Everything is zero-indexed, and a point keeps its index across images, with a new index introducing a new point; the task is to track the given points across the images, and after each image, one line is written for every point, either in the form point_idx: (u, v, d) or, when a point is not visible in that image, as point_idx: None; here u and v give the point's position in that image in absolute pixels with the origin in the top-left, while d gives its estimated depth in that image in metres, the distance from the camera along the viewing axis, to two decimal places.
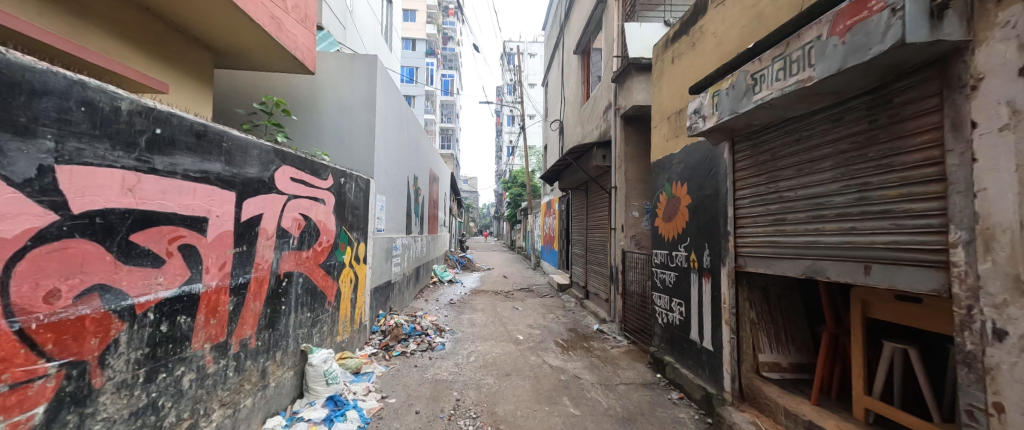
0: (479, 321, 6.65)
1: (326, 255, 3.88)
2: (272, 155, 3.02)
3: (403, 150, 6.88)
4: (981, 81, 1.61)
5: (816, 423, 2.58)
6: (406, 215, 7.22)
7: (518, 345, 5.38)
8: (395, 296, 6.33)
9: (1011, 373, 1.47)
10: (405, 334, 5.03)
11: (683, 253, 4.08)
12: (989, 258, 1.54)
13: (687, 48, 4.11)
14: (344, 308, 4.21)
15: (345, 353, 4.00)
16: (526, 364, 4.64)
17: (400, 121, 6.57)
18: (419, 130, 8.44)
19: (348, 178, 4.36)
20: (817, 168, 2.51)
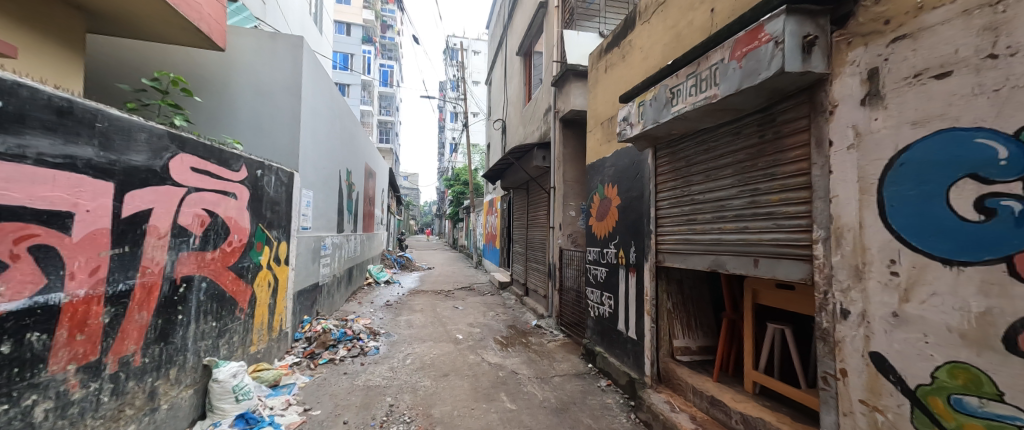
0: (418, 322, 6.49)
1: (237, 257, 3.53)
2: (166, 141, 2.66)
3: (334, 143, 6.48)
4: (836, 106, 1.97)
5: (717, 397, 2.95)
6: (337, 212, 6.81)
7: (457, 345, 5.36)
8: (324, 299, 5.93)
9: (852, 344, 1.83)
10: (334, 340, 4.75)
11: (613, 250, 4.40)
12: (838, 252, 1.90)
13: (618, 60, 4.42)
14: (260, 314, 3.86)
15: (261, 365, 3.66)
16: (465, 363, 4.64)
17: (330, 112, 6.16)
18: (353, 123, 7.98)
19: (266, 170, 4.00)
20: (721, 175, 2.86)
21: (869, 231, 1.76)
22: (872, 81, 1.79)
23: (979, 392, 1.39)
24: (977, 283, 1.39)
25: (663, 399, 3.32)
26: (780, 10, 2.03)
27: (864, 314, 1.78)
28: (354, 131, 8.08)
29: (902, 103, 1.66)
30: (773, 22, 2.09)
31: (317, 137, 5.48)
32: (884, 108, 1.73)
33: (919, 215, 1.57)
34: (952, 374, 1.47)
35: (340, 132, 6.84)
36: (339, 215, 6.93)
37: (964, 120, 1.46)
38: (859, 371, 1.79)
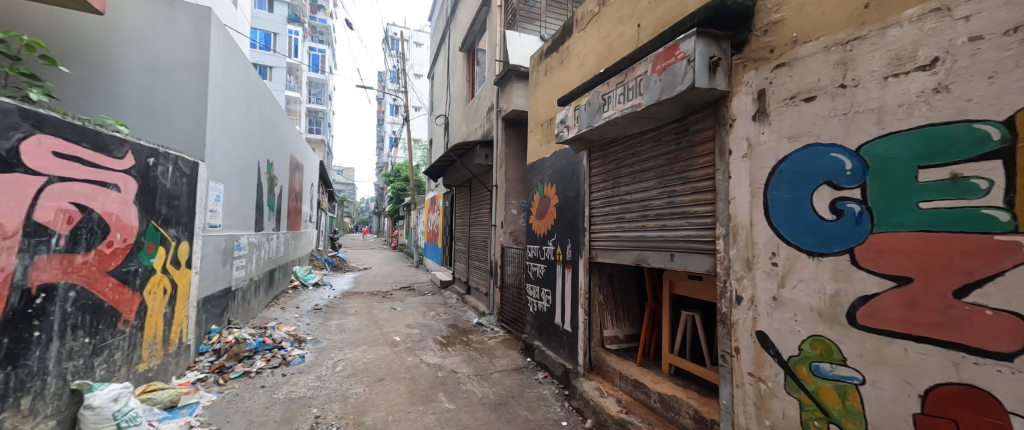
0: (351, 326, 6.18)
1: (120, 260, 3.09)
2: (15, 116, 2.29)
3: (251, 132, 5.89)
4: (734, 120, 2.26)
5: (639, 380, 3.23)
6: (255, 209, 6.21)
7: (394, 347, 5.20)
8: (237, 306, 5.37)
9: (743, 325, 2.13)
10: (250, 351, 4.35)
11: (551, 247, 4.58)
12: (734, 246, 2.20)
13: (557, 64, 4.60)
14: (151, 327, 3.39)
15: (153, 385, 3.22)
16: (401, 365, 4.53)
17: (246, 97, 5.59)
18: (276, 111, 7.31)
19: (162, 159, 3.54)
20: (644, 177, 3.13)
21: (758, 228, 2.06)
22: (761, 100, 2.10)
23: (830, 359, 1.70)
24: (830, 271, 1.70)
25: (594, 386, 3.56)
26: (690, 32, 2.28)
27: (753, 299, 2.08)
28: (276, 119, 7.41)
29: (782, 120, 1.96)
30: (684, 42, 2.34)
31: (229, 125, 4.95)
32: (770, 123, 2.03)
33: (793, 214, 1.87)
34: (813, 346, 1.77)
35: (258, 120, 6.24)
36: (257, 212, 6.32)
37: (821, 136, 1.76)
38: (748, 348, 2.09)
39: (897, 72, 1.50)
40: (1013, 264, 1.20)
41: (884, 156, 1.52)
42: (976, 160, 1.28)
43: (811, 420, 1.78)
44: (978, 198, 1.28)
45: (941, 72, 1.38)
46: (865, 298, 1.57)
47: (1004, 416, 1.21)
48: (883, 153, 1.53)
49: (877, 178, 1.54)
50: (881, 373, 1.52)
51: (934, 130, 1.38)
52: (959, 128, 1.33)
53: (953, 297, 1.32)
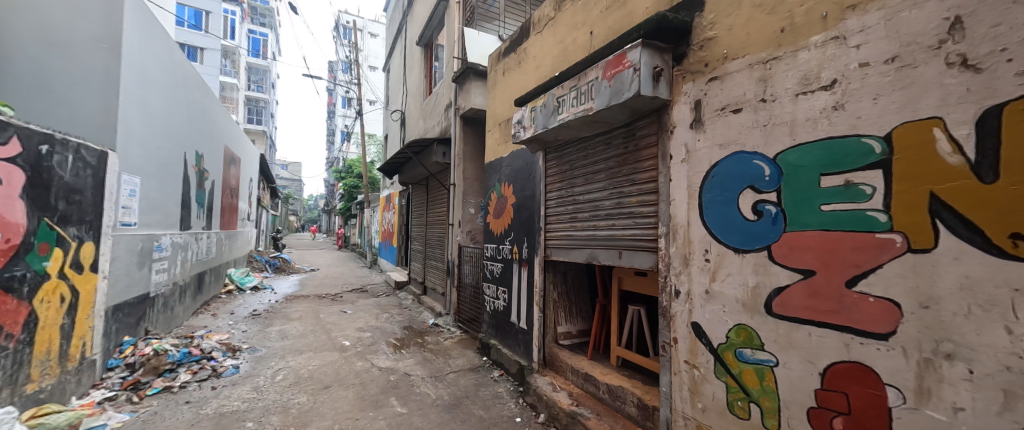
0: (294, 331, 5.84)
1: (3, 263, 2.71)
2: None
3: (175, 121, 5.35)
4: (674, 127, 2.44)
5: (590, 373, 3.37)
6: (181, 206, 5.66)
7: (343, 352, 4.99)
8: (156, 314, 4.86)
9: (681, 317, 2.30)
10: (172, 364, 3.98)
11: (508, 246, 4.64)
12: (673, 244, 2.37)
13: (515, 65, 4.66)
14: (45, 341, 2.96)
15: (44, 409, 2.82)
16: (351, 371, 4.36)
17: (168, 81, 5.04)
18: (205, 98, 6.66)
19: (59, 148, 3.14)
20: (595, 179, 3.27)
21: (693, 227, 2.23)
22: (697, 109, 2.28)
23: (752, 345, 1.90)
24: (752, 265, 1.90)
25: (547, 381, 3.66)
26: (636, 42, 2.42)
27: (689, 292, 2.25)
28: (207, 107, 6.79)
29: (714, 128, 2.14)
30: (631, 51, 2.48)
31: (147, 112, 4.47)
32: (704, 131, 2.21)
33: (724, 215, 2.05)
34: (737, 334, 1.96)
35: (184, 107, 5.68)
36: (182, 210, 5.76)
37: (746, 144, 1.95)
38: (685, 338, 2.27)
39: (806, 90, 1.71)
40: (889, 258, 1.41)
41: (795, 164, 1.72)
42: (863, 168, 1.50)
43: (737, 400, 1.97)
44: (864, 201, 1.49)
45: (839, 91, 1.58)
46: (779, 289, 1.77)
47: (883, 387, 1.43)
48: (794, 161, 1.73)
49: (790, 183, 1.74)
50: (791, 355, 1.72)
51: (833, 142, 1.59)
52: (851, 142, 1.54)
53: (846, 286, 1.53)
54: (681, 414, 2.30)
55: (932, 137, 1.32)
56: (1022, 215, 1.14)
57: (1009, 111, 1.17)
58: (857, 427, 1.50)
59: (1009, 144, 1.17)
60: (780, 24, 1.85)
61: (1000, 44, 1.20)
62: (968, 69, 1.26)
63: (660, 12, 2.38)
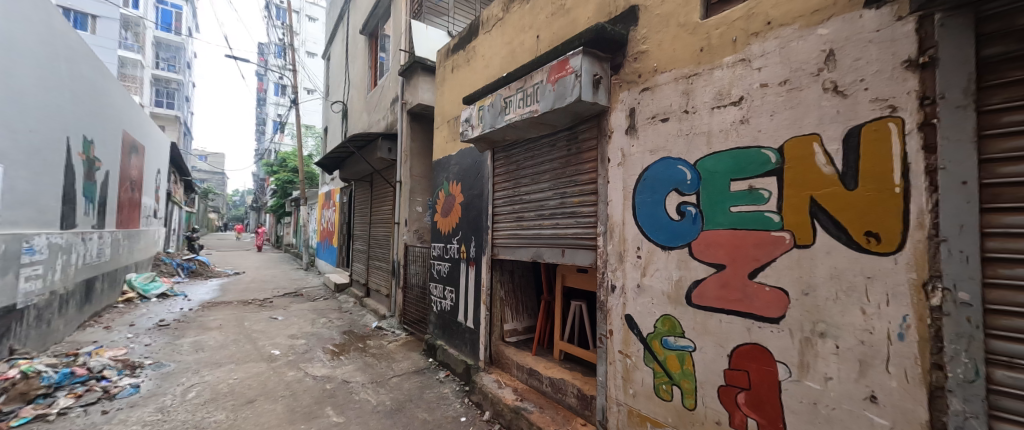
0: (212, 343, 5.30)
1: None
2: None
3: (54, 99, 4.57)
4: (611, 132, 2.59)
5: (534, 368, 3.47)
6: (61, 200, 4.87)
7: (271, 363, 4.63)
8: (27, 330, 4.12)
9: (616, 309, 2.47)
10: (46, 388, 3.40)
11: (455, 245, 4.61)
12: (610, 242, 2.52)
13: (464, 62, 4.64)
14: None
15: None
16: (279, 383, 4.06)
17: (43, 51, 4.29)
18: (95, 75, 5.77)
19: None
20: (540, 179, 3.37)
21: (628, 226, 2.40)
22: (631, 116, 2.44)
23: (674, 333, 2.09)
24: (676, 261, 2.09)
25: (493, 379, 3.71)
26: (578, 50, 2.53)
27: (624, 286, 2.42)
28: (99, 86, 5.89)
29: (647, 135, 2.32)
30: (573, 58, 2.58)
31: (12, 87, 3.77)
32: (638, 137, 2.38)
33: (653, 215, 2.23)
34: (663, 323, 2.15)
35: (68, 85, 4.90)
36: (63, 206, 4.94)
37: (672, 151, 2.14)
38: (619, 329, 2.43)
39: (720, 105, 1.91)
40: (780, 252, 1.65)
41: (711, 170, 1.93)
42: (763, 175, 1.72)
43: (662, 384, 2.15)
44: (763, 204, 1.71)
45: (746, 107, 1.80)
46: (697, 281, 1.98)
47: (774, 363, 1.66)
48: (709, 167, 1.94)
49: (706, 187, 1.94)
50: (705, 341, 1.93)
51: (740, 152, 1.81)
52: (754, 152, 1.75)
53: (748, 278, 1.75)
54: (615, 401, 2.46)
55: (812, 150, 1.56)
56: (874, 216, 1.39)
57: (866, 131, 1.43)
58: (757, 400, 1.72)
59: (865, 157, 1.42)
60: (699, 44, 2.05)
61: (861, 75, 1.45)
62: (839, 94, 1.50)
63: (599, 23, 2.52)
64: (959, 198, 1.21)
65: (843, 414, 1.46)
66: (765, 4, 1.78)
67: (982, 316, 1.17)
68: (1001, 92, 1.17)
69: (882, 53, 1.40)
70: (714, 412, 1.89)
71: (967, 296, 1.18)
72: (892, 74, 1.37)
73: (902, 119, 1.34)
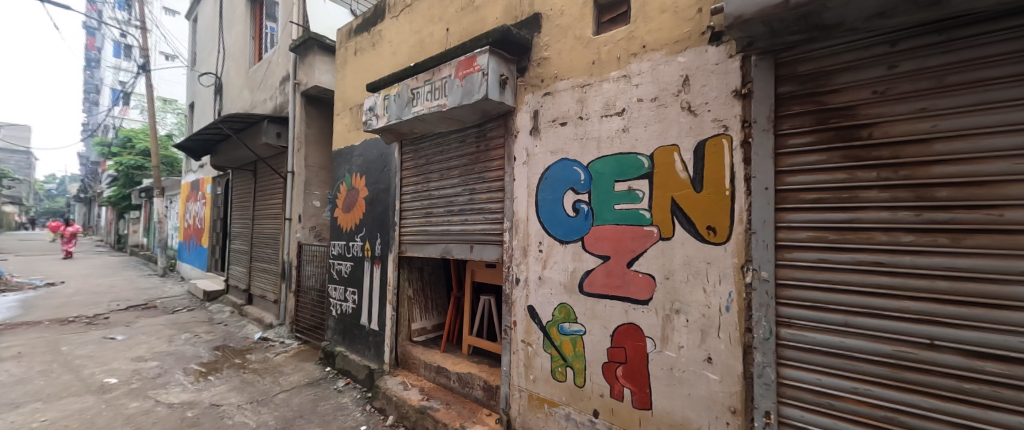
0: (5, 378, 4.09)
1: None
2: None
3: None
4: (517, 132, 2.71)
5: (441, 366, 3.46)
6: None
7: (101, 395, 3.76)
8: None
9: (520, 300, 2.60)
10: None
11: (359, 243, 4.32)
12: (515, 237, 2.64)
13: (368, 46, 4.36)
14: None
15: None
16: (113, 418, 3.33)
17: None
18: None
19: None
20: (449, 175, 3.35)
21: (531, 222, 2.54)
22: (535, 118, 2.59)
23: (569, 319, 2.29)
24: (571, 254, 2.29)
25: (398, 381, 3.60)
26: (484, 48, 2.56)
27: (527, 279, 2.56)
28: None
29: (548, 137, 2.48)
30: (479, 56, 2.60)
31: None
32: (540, 138, 2.54)
33: (553, 212, 2.41)
34: (560, 311, 2.34)
35: None
36: None
37: (569, 153, 2.33)
38: (522, 319, 2.58)
39: (607, 114, 2.15)
40: (649, 244, 1.93)
41: (599, 172, 2.16)
42: (639, 178, 1.98)
43: (557, 367, 2.34)
44: (639, 203, 1.97)
45: (626, 118, 2.06)
46: (587, 271, 2.21)
47: (644, 339, 1.95)
48: (598, 169, 2.17)
49: (596, 186, 2.17)
50: (593, 326, 2.16)
51: (622, 157, 2.06)
52: (633, 157, 2.02)
53: (627, 266, 2.01)
54: (517, 388, 2.61)
55: (673, 158, 1.86)
56: (713, 213, 1.72)
57: (708, 144, 1.75)
58: (631, 371, 1.99)
59: (707, 166, 1.75)
60: (592, 57, 2.28)
61: (706, 99, 1.77)
62: (692, 113, 1.82)
63: (505, 25, 2.59)
64: (763, 200, 1.57)
65: (691, 374, 1.78)
66: (641, 29, 2.05)
67: (775, 289, 1.54)
68: (789, 121, 1.55)
69: (720, 82, 1.73)
70: (599, 386, 2.13)
71: (767, 274, 1.55)
72: (725, 100, 1.71)
73: (731, 136, 1.68)
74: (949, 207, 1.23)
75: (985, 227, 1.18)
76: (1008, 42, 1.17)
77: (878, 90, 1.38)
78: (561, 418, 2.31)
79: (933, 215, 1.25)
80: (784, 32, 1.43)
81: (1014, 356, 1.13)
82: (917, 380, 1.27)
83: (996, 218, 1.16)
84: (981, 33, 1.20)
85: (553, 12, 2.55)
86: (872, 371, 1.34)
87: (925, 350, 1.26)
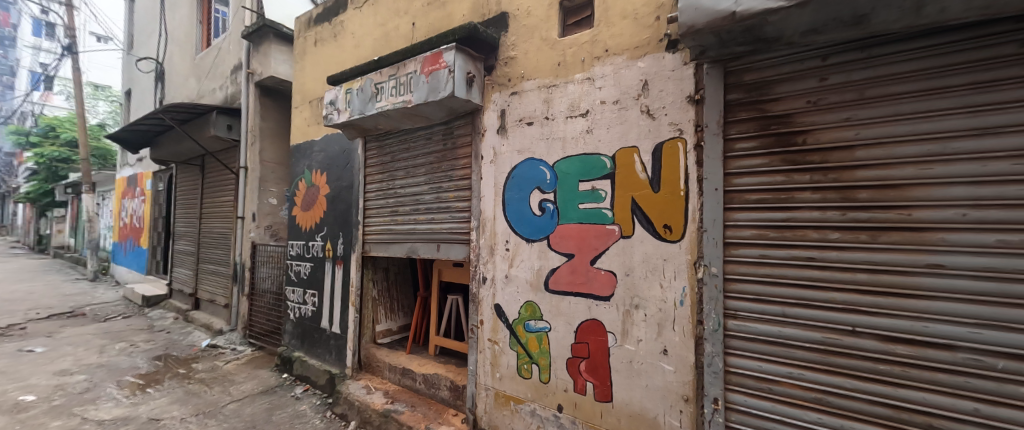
0: None
1: None
2: None
3: None
4: (485, 130, 2.70)
5: (407, 367, 3.39)
6: None
7: (16, 414, 3.37)
8: None
9: (487, 299, 2.60)
10: None
11: (319, 242, 4.14)
12: (482, 236, 2.64)
13: (329, 37, 4.18)
14: None
15: None
16: None
17: None
18: None
19: None
20: (415, 173, 3.29)
21: (498, 221, 2.55)
22: (502, 117, 2.60)
23: (535, 316, 2.32)
24: (538, 252, 2.32)
25: (361, 386, 3.50)
26: (450, 45, 2.53)
27: (494, 277, 2.57)
28: None
29: (515, 136, 2.50)
30: (446, 53, 2.57)
31: None
32: (508, 137, 2.55)
33: (520, 210, 2.42)
34: (526, 309, 2.37)
35: None
36: None
37: (536, 152, 2.36)
38: (489, 318, 2.58)
39: (572, 115, 2.20)
40: (611, 242, 2.00)
41: (565, 171, 2.20)
42: (603, 178, 2.04)
43: (523, 364, 2.37)
44: (601, 202, 2.03)
45: (590, 120, 2.12)
46: (553, 269, 2.24)
47: (606, 334, 2.01)
48: (564, 168, 2.21)
49: (562, 185, 2.21)
50: (558, 322, 2.20)
51: (586, 157, 2.11)
52: (596, 158, 2.08)
53: (591, 263, 2.07)
54: (484, 387, 2.61)
55: (633, 159, 1.93)
56: (669, 212, 1.81)
57: (664, 147, 1.84)
58: (593, 366, 2.05)
59: (664, 167, 1.83)
60: (557, 59, 2.32)
61: (663, 103, 1.86)
62: (651, 116, 1.90)
63: (472, 22, 2.57)
64: (714, 200, 1.67)
65: (648, 366, 1.86)
66: (604, 34, 2.11)
67: (723, 283, 1.64)
68: (735, 126, 1.65)
69: (676, 88, 1.82)
70: (563, 381, 2.17)
71: (716, 270, 1.65)
72: (680, 105, 1.80)
73: (685, 139, 1.78)
74: (869, 207, 1.37)
75: (897, 225, 1.32)
76: (916, 61, 1.31)
77: (812, 100, 1.50)
78: (527, 414, 2.34)
79: (856, 215, 1.38)
80: (732, 43, 1.53)
81: (920, 339, 1.28)
82: (842, 363, 1.40)
83: (907, 217, 1.31)
84: (895, 52, 1.35)
85: (520, 12, 2.56)
86: (805, 357, 1.47)
87: (847, 336, 1.40)
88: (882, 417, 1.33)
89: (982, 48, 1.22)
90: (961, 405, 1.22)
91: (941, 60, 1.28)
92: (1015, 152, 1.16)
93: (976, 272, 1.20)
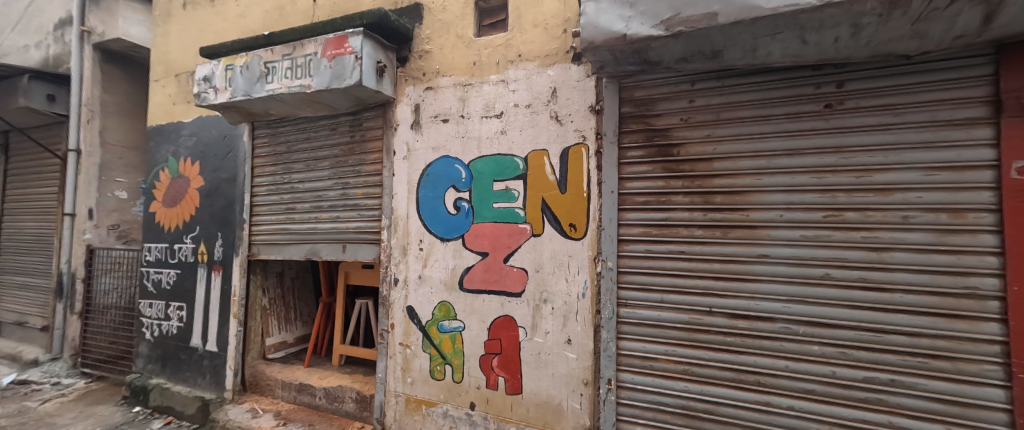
0: None
1: None
2: None
3: None
4: (397, 125, 2.60)
5: (303, 382, 3.09)
6: None
7: None
8: None
9: (399, 301, 2.51)
10: None
11: (189, 245, 3.53)
12: (394, 236, 2.54)
13: (206, 3, 3.58)
14: None
15: None
16: None
17: None
18: None
19: None
20: (318, 166, 3.01)
21: (411, 220, 2.47)
22: (416, 112, 2.53)
23: (449, 316, 2.32)
24: (452, 251, 2.32)
25: (245, 409, 3.08)
26: (357, 30, 2.36)
27: (406, 279, 2.49)
28: None
29: (429, 133, 2.46)
30: (352, 37, 2.40)
31: None
32: (422, 134, 2.49)
33: (435, 209, 2.39)
34: (440, 310, 2.35)
35: None
36: None
37: (450, 151, 2.36)
38: (401, 322, 2.49)
39: (487, 115, 2.25)
40: (523, 240, 2.09)
41: (480, 171, 2.23)
42: (516, 178, 2.12)
43: (436, 366, 2.34)
44: (515, 202, 2.12)
45: (504, 121, 2.19)
46: (467, 268, 2.26)
47: (517, 328, 2.10)
48: (479, 168, 2.24)
49: (477, 184, 2.24)
50: (472, 320, 2.23)
51: (501, 158, 2.18)
52: (510, 158, 2.15)
53: (505, 260, 2.14)
54: (393, 394, 2.51)
55: (544, 161, 2.05)
56: (574, 212, 1.96)
57: (570, 151, 1.99)
58: (505, 360, 2.12)
59: (570, 170, 1.98)
60: (473, 58, 2.34)
61: (569, 111, 2.01)
62: (558, 122, 2.04)
63: (383, 9, 2.44)
64: (610, 201, 1.87)
65: (554, 356, 2.00)
66: (517, 39, 2.20)
67: (617, 276, 1.85)
68: (627, 136, 1.87)
69: (580, 97, 1.99)
70: (476, 379, 2.21)
71: (611, 263, 1.85)
72: (582, 114, 1.97)
73: (587, 145, 1.95)
74: (723, 209, 1.67)
75: (741, 224, 1.63)
76: (753, 92, 1.64)
77: (683, 118, 1.76)
78: (439, 416, 2.32)
79: (714, 215, 1.68)
80: (624, 62, 1.73)
81: (753, 314, 1.60)
82: (701, 338, 1.68)
83: (747, 218, 1.62)
84: (740, 84, 1.66)
85: (434, 5, 2.53)
86: (676, 335, 1.73)
87: (705, 315, 1.68)
88: (728, 379, 1.63)
89: (794, 87, 1.57)
90: (778, 364, 1.55)
91: (768, 94, 1.61)
92: (813, 169, 1.53)
93: (789, 260, 1.55)
